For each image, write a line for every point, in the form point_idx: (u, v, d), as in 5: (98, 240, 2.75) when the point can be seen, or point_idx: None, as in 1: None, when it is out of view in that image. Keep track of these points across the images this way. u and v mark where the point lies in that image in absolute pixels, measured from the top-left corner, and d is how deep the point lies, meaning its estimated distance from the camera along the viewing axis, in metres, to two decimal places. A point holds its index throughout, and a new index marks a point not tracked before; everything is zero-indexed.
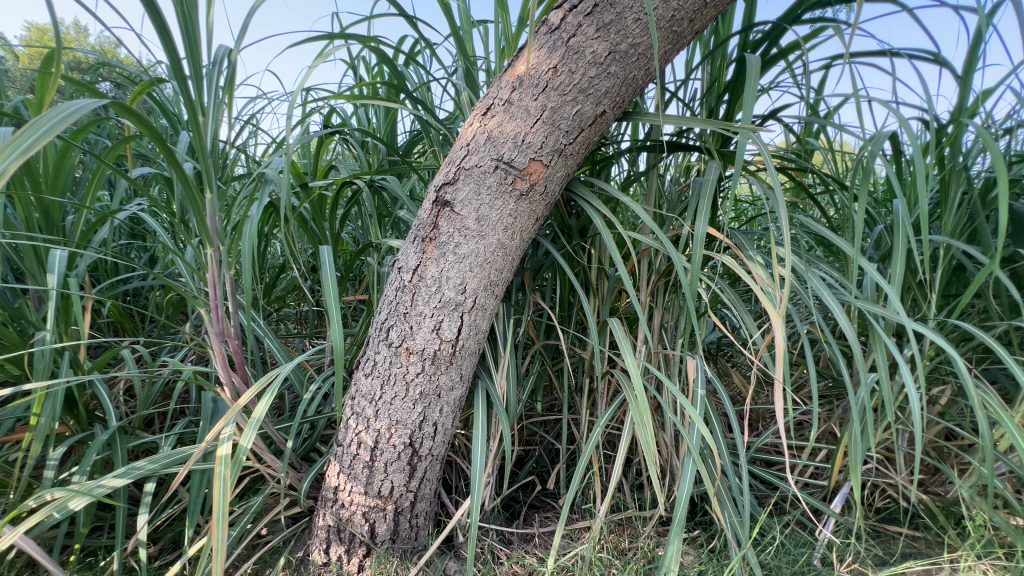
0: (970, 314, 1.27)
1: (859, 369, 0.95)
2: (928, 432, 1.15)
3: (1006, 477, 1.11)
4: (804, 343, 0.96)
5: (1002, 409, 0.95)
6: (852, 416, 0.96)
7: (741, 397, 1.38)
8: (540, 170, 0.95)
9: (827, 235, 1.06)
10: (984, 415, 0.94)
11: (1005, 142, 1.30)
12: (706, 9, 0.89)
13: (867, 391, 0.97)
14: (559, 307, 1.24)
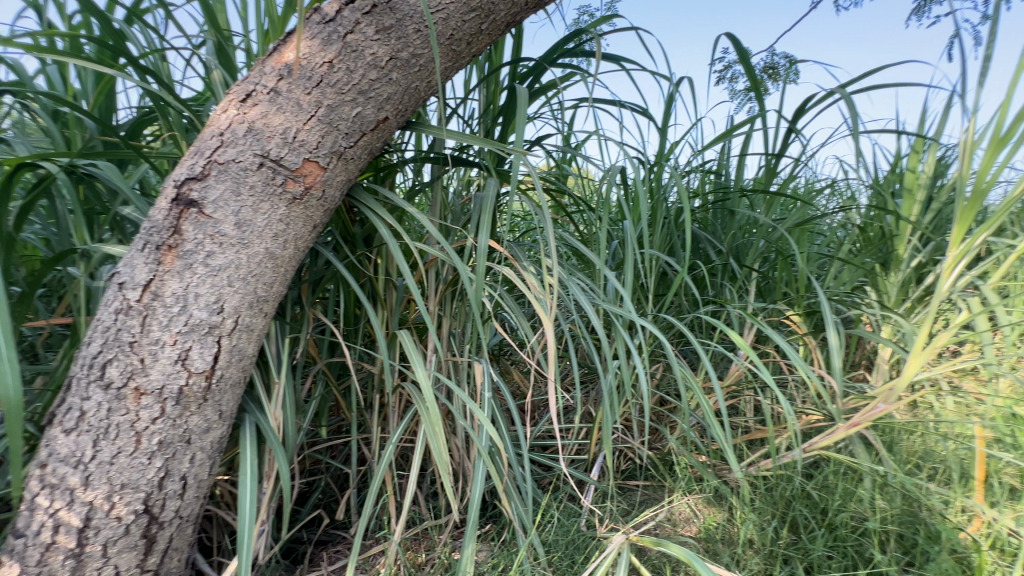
0: (671, 308, 1.69)
1: (607, 359, 1.15)
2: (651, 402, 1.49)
3: (696, 427, 1.52)
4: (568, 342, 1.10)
5: (694, 379, 1.28)
6: (604, 398, 1.15)
7: (521, 392, 1.53)
8: (317, 173, 0.85)
9: (581, 249, 1.25)
10: (683, 384, 1.25)
11: (685, 181, 1.77)
12: (481, 35, 0.95)
13: (613, 375, 1.19)
14: (344, 322, 1.15)
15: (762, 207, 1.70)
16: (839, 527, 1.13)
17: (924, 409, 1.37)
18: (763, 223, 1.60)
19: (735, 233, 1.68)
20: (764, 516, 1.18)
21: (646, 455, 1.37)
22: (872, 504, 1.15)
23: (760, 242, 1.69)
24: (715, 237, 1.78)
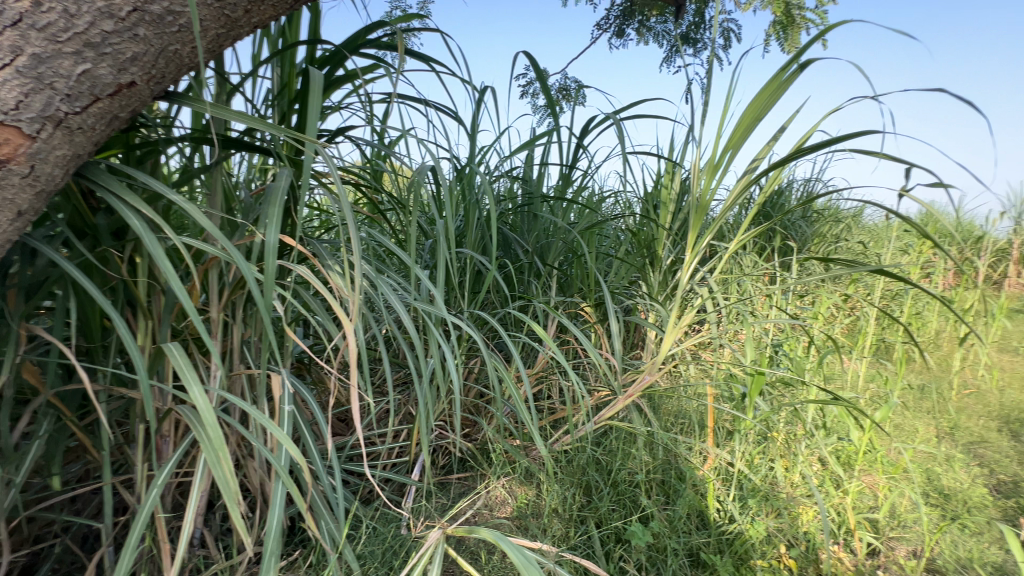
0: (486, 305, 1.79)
1: (422, 359, 1.13)
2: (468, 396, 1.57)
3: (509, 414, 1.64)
4: (379, 344, 1.05)
5: (505, 371, 1.35)
6: (419, 400, 1.13)
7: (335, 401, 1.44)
8: (16, 141, 0.67)
9: (393, 246, 1.20)
10: (496, 377, 1.31)
11: (495, 185, 1.89)
12: (262, 4, 0.83)
13: (428, 376, 1.17)
14: (83, 337, 0.91)
15: (560, 212, 1.92)
16: (620, 483, 1.35)
17: (677, 376, 1.73)
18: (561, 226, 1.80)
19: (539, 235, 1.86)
20: (565, 486, 1.34)
21: (463, 447, 1.44)
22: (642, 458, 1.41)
23: (559, 243, 1.91)
24: (522, 238, 1.95)
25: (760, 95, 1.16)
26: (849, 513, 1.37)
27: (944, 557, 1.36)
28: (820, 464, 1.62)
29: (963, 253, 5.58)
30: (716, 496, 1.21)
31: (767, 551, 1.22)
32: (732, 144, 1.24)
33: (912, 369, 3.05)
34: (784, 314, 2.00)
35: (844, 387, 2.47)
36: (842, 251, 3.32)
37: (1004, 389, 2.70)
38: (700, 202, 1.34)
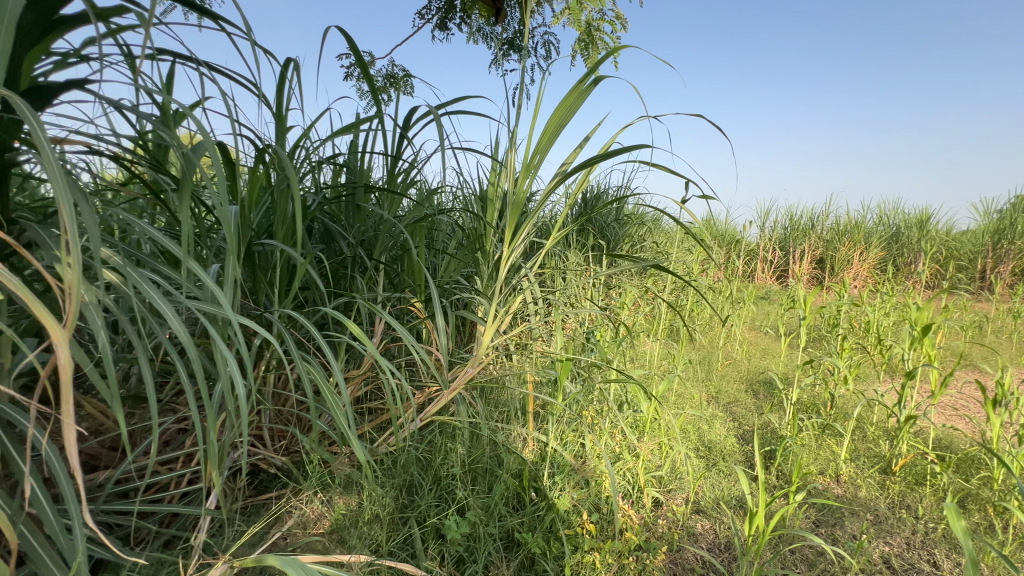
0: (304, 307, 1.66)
1: (197, 383, 0.82)
2: (283, 407, 1.48)
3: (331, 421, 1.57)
4: (132, 367, 0.76)
5: (324, 379, 1.18)
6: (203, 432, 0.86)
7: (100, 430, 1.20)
8: None
9: (156, 233, 0.87)
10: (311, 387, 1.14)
11: (312, 174, 1.71)
12: None
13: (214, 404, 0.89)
14: None
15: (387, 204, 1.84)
16: (443, 477, 1.37)
17: (502, 366, 1.82)
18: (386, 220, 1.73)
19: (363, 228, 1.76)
20: (387, 489, 1.33)
21: (275, 461, 1.37)
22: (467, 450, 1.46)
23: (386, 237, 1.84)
24: (345, 230, 1.82)
25: (563, 102, 1.23)
26: (639, 474, 1.60)
27: (704, 498, 1.68)
28: (620, 435, 1.87)
29: (729, 252, 7.04)
30: (528, 478, 1.29)
31: (572, 520, 1.35)
32: (541, 146, 1.30)
33: (693, 346, 3.74)
34: (595, 305, 2.25)
35: (643, 365, 2.90)
36: (644, 249, 3.88)
37: (750, 358, 3.48)
38: (515, 200, 1.39)
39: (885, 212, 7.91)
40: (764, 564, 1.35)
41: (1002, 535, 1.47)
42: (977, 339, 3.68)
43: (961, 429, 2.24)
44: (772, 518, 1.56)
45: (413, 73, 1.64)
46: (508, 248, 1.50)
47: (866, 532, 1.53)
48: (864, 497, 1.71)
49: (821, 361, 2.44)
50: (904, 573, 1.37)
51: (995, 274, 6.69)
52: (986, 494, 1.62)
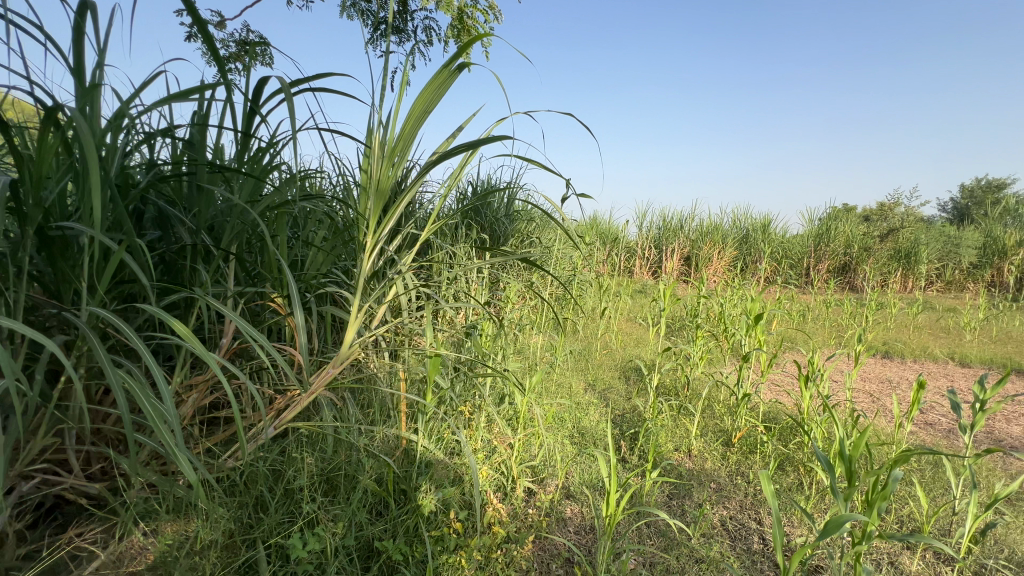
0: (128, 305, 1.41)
1: None
2: (94, 424, 1.23)
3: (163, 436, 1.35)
4: None
5: (141, 393, 0.97)
6: None
7: None
8: None
9: None
10: (119, 404, 0.92)
11: (142, 148, 1.44)
12: None
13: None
14: None
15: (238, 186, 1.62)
16: (296, 490, 1.25)
17: (372, 365, 1.72)
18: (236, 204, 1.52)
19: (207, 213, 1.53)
20: (230, 507, 1.20)
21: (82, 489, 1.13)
22: (326, 457, 1.36)
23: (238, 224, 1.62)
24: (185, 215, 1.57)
25: (428, 86, 1.17)
26: (512, 466, 1.61)
27: (574, 483, 1.75)
28: (496, 428, 1.88)
29: (610, 249, 7.56)
30: (389, 481, 1.23)
31: (439, 520, 1.31)
32: (407, 131, 1.23)
33: (575, 338, 3.94)
34: (475, 299, 2.23)
35: (526, 358, 2.97)
36: (531, 245, 3.99)
37: (624, 347, 3.75)
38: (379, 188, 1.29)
39: (736, 216, 9.10)
40: (621, 541, 1.44)
41: (808, 490, 1.74)
42: (799, 325, 4.38)
43: (784, 402, 2.64)
44: (631, 495, 1.68)
45: (268, 39, 1.45)
46: (375, 238, 1.40)
47: (708, 500, 1.72)
48: (708, 468, 1.93)
49: (679, 349, 2.70)
50: (735, 533, 1.56)
51: (815, 271, 8.05)
52: (799, 456, 1.92)
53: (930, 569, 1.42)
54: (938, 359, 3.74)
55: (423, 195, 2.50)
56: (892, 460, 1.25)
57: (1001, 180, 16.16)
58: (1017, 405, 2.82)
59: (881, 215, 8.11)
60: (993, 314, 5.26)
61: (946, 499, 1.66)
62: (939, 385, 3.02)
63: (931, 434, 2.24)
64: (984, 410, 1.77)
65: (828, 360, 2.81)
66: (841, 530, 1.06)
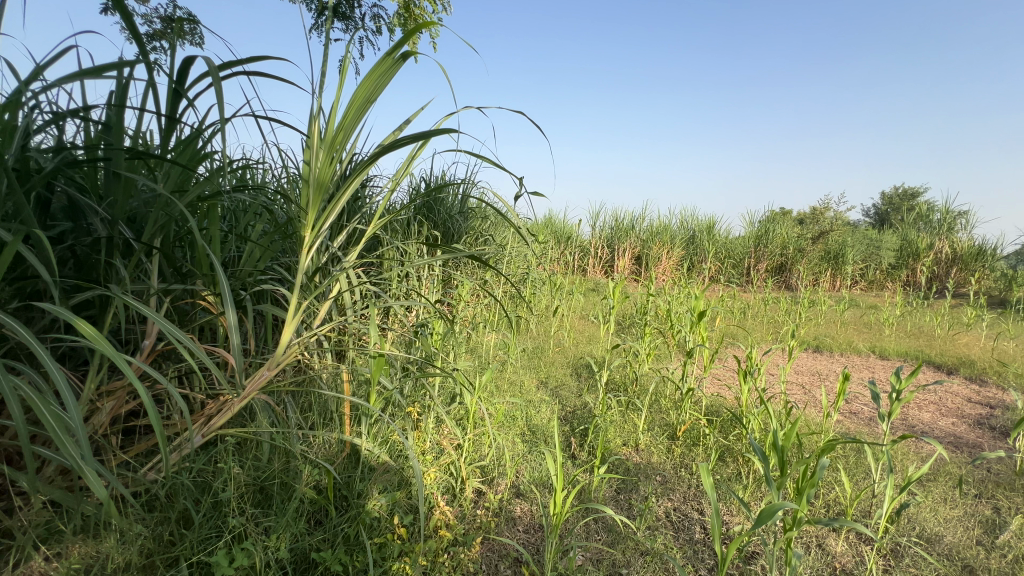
0: (33, 303, 1.26)
1: None
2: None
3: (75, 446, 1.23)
4: None
5: (34, 396, 0.85)
6: None
7: None
8: None
9: None
10: (11, 410, 0.81)
11: (47, 129, 1.29)
12: None
13: None
14: None
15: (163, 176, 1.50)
16: (225, 502, 1.17)
17: (313, 367, 1.64)
18: (160, 195, 1.40)
19: (127, 204, 1.40)
20: (148, 525, 1.11)
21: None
22: (260, 466, 1.28)
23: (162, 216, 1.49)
24: (99, 205, 1.43)
25: (370, 75, 1.11)
26: (461, 466, 1.58)
27: (523, 481, 1.75)
28: (445, 429, 1.84)
29: (565, 247, 7.67)
30: (327, 490, 1.17)
31: (383, 527, 1.26)
32: (348, 121, 1.17)
33: (528, 336, 3.95)
34: (425, 297, 2.18)
35: (478, 357, 2.94)
36: (484, 243, 3.97)
37: (576, 345, 3.80)
38: (318, 180, 1.22)
39: (684, 218, 9.46)
40: (569, 538, 1.44)
41: (746, 479, 1.82)
42: (740, 322, 4.61)
43: (726, 396, 2.76)
44: (580, 492, 1.69)
45: (196, 17, 1.35)
46: (314, 234, 1.33)
47: (654, 493, 1.76)
48: (654, 462, 1.98)
49: (627, 345, 2.76)
50: (678, 524, 1.60)
51: (755, 270, 8.50)
52: (738, 447, 2.00)
53: (853, 549, 1.51)
54: (862, 352, 4.04)
55: (371, 190, 2.42)
56: (820, 449, 1.33)
57: (915, 189, 17.72)
58: (927, 394, 3.09)
59: (813, 219, 8.68)
60: (908, 311, 5.76)
61: (867, 483, 1.78)
62: (862, 377, 3.26)
63: (854, 423, 2.41)
64: (900, 399, 1.91)
65: (765, 354, 2.97)
66: (773, 519, 1.11)
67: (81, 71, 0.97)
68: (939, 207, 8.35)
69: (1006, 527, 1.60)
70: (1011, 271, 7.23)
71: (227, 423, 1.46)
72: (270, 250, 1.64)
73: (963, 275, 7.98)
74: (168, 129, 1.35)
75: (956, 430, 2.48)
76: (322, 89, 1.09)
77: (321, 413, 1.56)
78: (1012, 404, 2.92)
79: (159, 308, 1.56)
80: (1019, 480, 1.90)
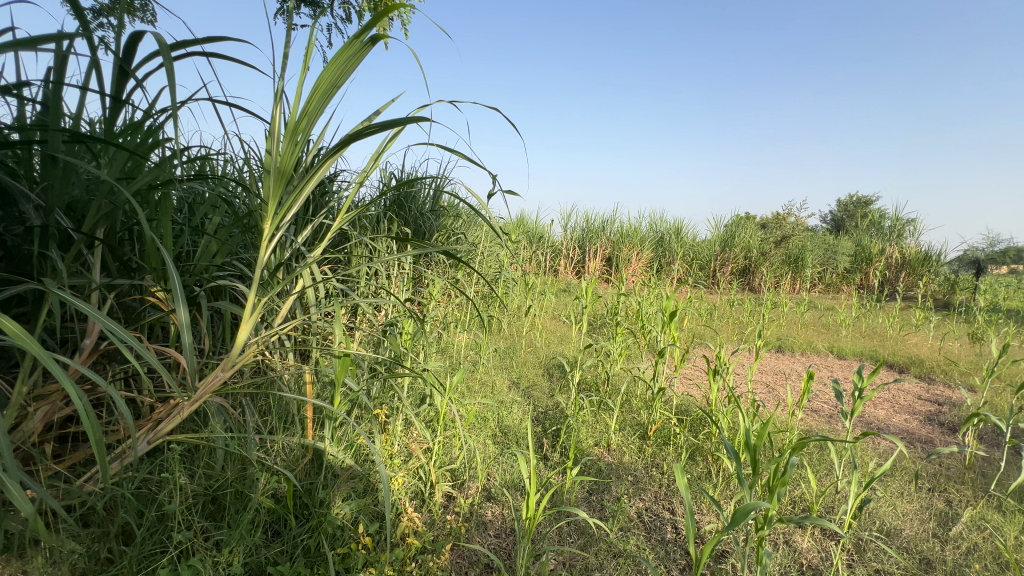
0: None
1: None
2: None
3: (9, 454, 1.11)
4: None
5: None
6: None
7: None
8: None
9: None
10: None
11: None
12: None
13: None
14: None
15: (107, 162, 1.38)
16: (170, 515, 1.08)
17: (272, 368, 1.54)
18: (105, 182, 1.29)
19: (65, 190, 1.28)
20: (84, 542, 1.01)
21: None
22: (212, 474, 1.19)
23: (107, 205, 1.38)
24: (33, 191, 1.31)
25: (336, 57, 1.05)
26: (430, 471, 1.52)
27: (495, 484, 1.71)
28: (414, 431, 1.78)
29: (537, 247, 7.68)
30: (287, 499, 1.10)
31: (347, 536, 1.20)
32: (312, 106, 1.10)
33: (500, 336, 3.91)
34: (394, 295, 2.11)
35: (449, 357, 2.88)
36: (456, 241, 3.89)
37: (547, 345, 3.78)
38: (280, 169, 1.14)
39: (653, 219, 9.64)
40: (541, 541, 1.41)
41: (716, 477, 1.84)
42: (707, 323, 4.71)
43: (695, 395, 2.79)
44: (552, 494, 1.67)
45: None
46: (274, 226, 1.24)
47: (626, 493, 1.75)
48: (626, 462, 1.97)
49: (599, 345, 2.76)
50: (650, 524, 1.60)
51: (720, 272, 8.74)
52: (708, 446, 2.02)
53: (819, 545, 1.54)
54: (821, 352, 4.19)
55: (339, 184, 2.33)
56: (790, 448, 1.33)
57: (867, 197, 18.63)
58: (882, 392, 3.23)
59: (776, 223, 8.97)
60: (862, 312, 6.03)
61: (831, 479, 1.82)
62: (822, 376, 3.37)
63: (816, 420, 2.48)
64: (861, 397, 1.96)
65: (732, 354, 3.02)
66: (747, 519, 1.10)
67: (12, 39, 0.87)
68: (890, 214, 8.77)
69: (959, 519, 1.67)
70: (953, 276, 7.66)
71: (178, 429, 1.36)
72: (228, 245, 1.54)
73: (912, 279, 8.41)
74: (113, 111, 1.25)
75: (909, 426, 2.59)
76: (286, 72, 1.02)
77: (281, 417, 1.48)
78: (959, 401, 3.07)
79: (102, 304, 1.44)
80: (968, 473, 1.99)
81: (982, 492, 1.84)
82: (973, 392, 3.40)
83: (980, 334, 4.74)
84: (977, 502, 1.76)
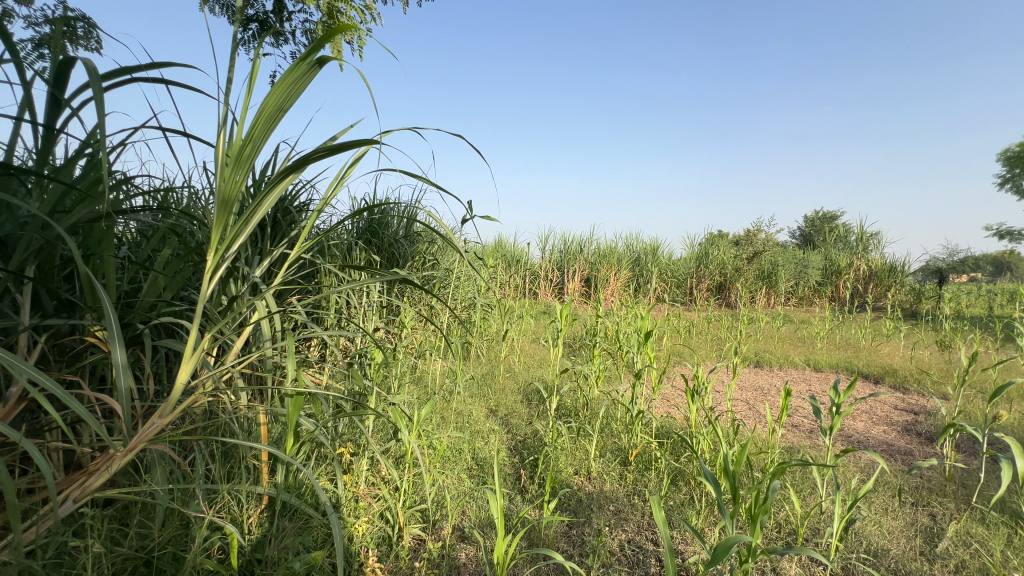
0: None
1: None
2: None
3: None
4: None
5: None
6: None
7: None
8: None
9: None
10: None
11: None
12: None
13: None
14: None
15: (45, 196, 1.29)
16: None
17: (223, 411, 1.42)
18: (37, 216, 1.19)
19: None
20: None
21: None
22: (146, 534, 1.07)
23: (40, 241, 1.28)
24: None
25: (281, 80, 1.00)
26: (396, 513, 1.42)
27: (469, 522, 1.61)
28: (381, 471, 1.68)
29: (514, 270, 7.66)
30: (232, 557, 1.00)
31: None
32: (257, 130, 1.04)
33: (477, 363, 3.82)
34: (361, 324, 2.02)
35: (423, 389, 2.78)
36: (431, 267, 3.83)
37: (526, 370, 3.70)
38: (223, 197, 1.06)
39: (629, 240, 9.74)
40: None
41: (699, 503, 1.78)
42: (685, 341, 4.69)
43: (676, 417, 2.74)
44: (528, 531, 1.58)
45: (88, 20, 1.18)
46: (219, 257, 1.15)
47: (607, 525, 1.67)
48: (607, 490, 1.89)
49: (577, 369, 2.69)
50: (633, 558, 1.52)
51: (697, 290, 8.86)
52: (690, 470, 1.97)
53: (806, 571, 1.49)
54: (799, 366, 4.21)
55: (305, 212, 2.25)
56: (771, 472, 1.27)
57: (833, 212, 19.31)
58: (859, 404, 3.23)
59: (748, 240, 9.13)
60: (835, 323, 6.12)
61: (815, 499, 1.78)
62: (801, 391, 3.38)
63: (797, 437, 2.45)
64: (840, 413, 1.91)
65: (711, 372, 2.99)
66: (729, 553, 1.04)
67: None
68: (855, 229, 9.05)
69: (944, 534, 1.63)
70: (918, 286, 7.90)
71: (116, 481, 1.23)
72: (177, 279, 1.44)
73: (880, 290, 8.61)
74: (47, 141, 1.16)
75: (888, 438, 2.58)
76: (228, 95, 0.97)
77: (233, 464, 1.36)
78: (933, 410, 3.09)
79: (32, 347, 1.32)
80: (949, 486, 1.97)
81: (965, 505, 1.82)
82: (946, 401, 3.44)
83: (949, 342, 4.84)
84: (960, 515, 1.74)
